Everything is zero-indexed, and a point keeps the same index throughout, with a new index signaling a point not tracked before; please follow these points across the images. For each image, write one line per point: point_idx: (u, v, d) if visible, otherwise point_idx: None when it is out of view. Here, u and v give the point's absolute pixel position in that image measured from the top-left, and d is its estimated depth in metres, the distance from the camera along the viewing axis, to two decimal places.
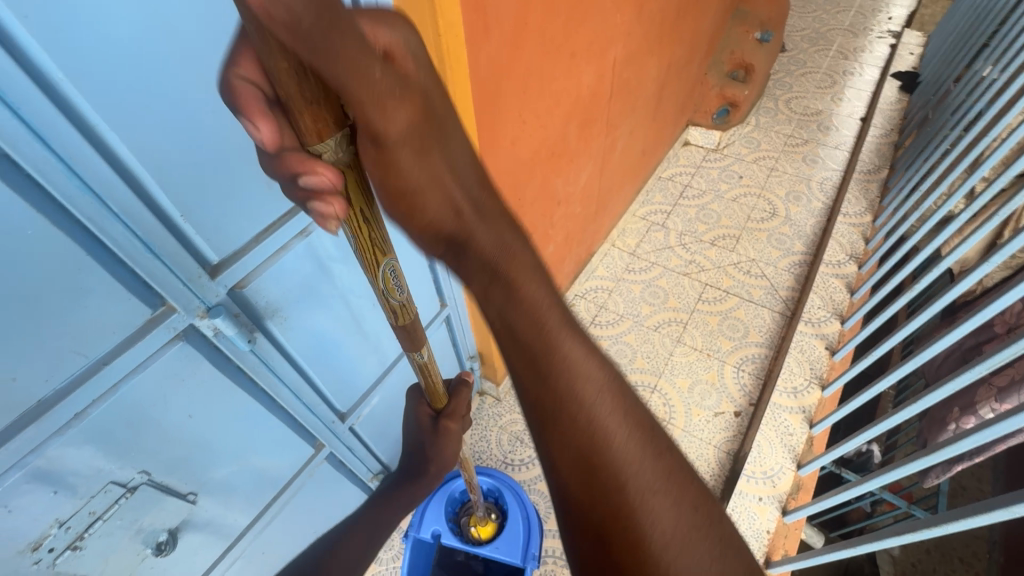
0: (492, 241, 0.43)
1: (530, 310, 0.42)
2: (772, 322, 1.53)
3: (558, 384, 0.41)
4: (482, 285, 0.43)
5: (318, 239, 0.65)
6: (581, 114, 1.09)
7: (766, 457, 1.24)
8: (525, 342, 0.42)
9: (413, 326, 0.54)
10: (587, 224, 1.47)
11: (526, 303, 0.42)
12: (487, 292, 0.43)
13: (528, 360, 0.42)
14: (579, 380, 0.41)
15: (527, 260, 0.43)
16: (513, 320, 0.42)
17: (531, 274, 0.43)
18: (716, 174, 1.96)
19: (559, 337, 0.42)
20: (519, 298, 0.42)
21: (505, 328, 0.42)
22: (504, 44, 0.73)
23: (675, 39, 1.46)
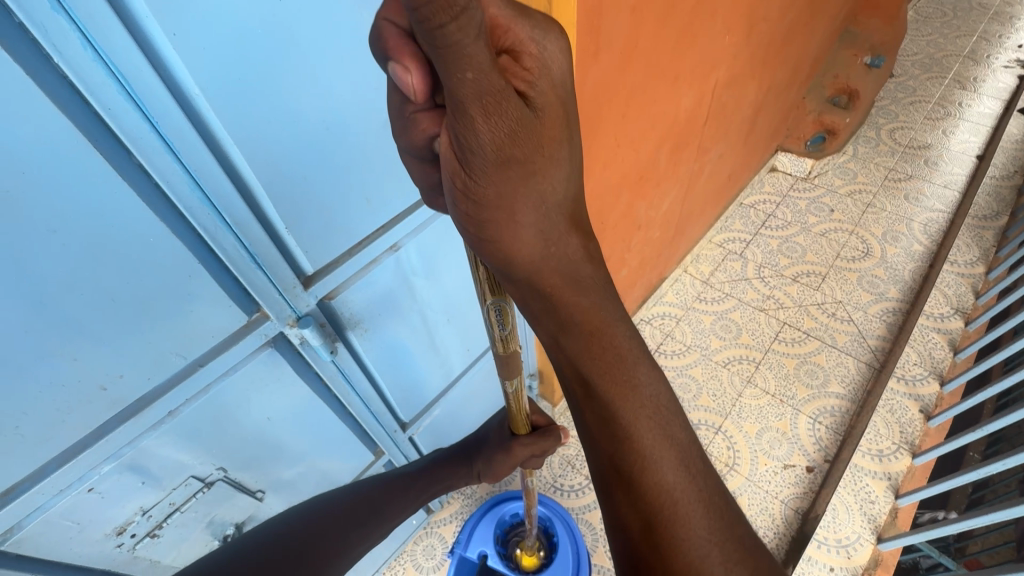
0: (620, 378, 0.39)
1: (652, 456, 0.37)
2: (857, 373, 1.40)
3: (679, 546, 0.35)
4: (576, 387, 0.40)
5: (405, 254, 0.65)
6: (675, 139, 1.04)
7: (841, 524, 1.15)
8: (645, 492, 0.37)
9: (513, 358, 0.52)
10: (664, 249, 1.40)
11: (648, 447, 0.38)
12: (601, 427, 0.39)
13: (623, 485, 0.37)
14: (704, 545, 0.35)
15: (655, 400, 0.39)
16: (598, 427, 0.39)
17: (658, 414, 0.39)
18: (805, 206, 1.83)
19: (683, 490, 0.37)
20: (644, 441, 0.38)
21: (591, 435, 0.40)
22: (612, 66, 0.70)
23: (779, 62, 1.37)
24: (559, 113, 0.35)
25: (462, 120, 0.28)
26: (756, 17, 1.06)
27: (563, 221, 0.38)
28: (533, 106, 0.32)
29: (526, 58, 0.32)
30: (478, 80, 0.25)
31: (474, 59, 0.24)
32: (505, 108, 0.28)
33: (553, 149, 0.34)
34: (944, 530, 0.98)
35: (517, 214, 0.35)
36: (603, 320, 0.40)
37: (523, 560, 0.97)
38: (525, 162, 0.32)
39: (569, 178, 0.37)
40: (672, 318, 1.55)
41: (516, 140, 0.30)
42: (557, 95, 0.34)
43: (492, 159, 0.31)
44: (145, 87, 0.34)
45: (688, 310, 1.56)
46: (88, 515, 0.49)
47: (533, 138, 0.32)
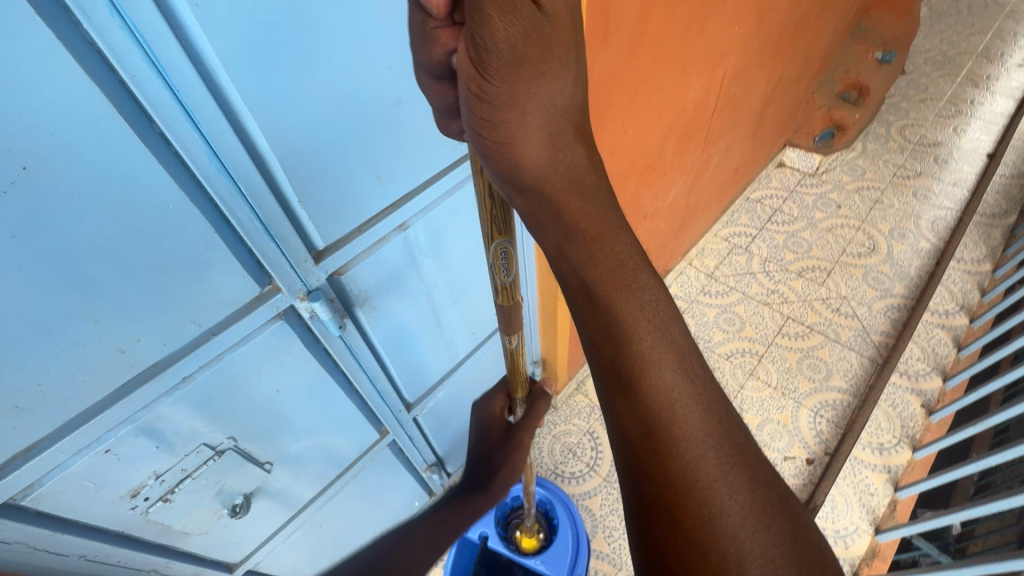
0: (620, 280, 0.37)
1: (653, 361, 0.35)
2: (860, 368, 1.41)
3: (680, 446, 0.33)
4: (577, 293, 0.39)
5: (414, 233, 0.66)
6: (682, 129, 1.05)
7: (840, 515, 1.16)
8: (644, 396, 0.35)
9: (514, 310, 0.54)
10: (669, 241, 1.41)
11: (648, 351, 0.36)
12: (601, 331, 0.37)
13: (621, 387, 0.36)
14: (707, 450, 0.33)
15: (655, 304, 0.37)
16: (597, 329, 0.37)
17: (659, 318, 0.37)
18: (812, 201, 1.82)
19: (684, 394, 0.35)
20: (644, 345, 0.36)
21: (591, 339, 0.38)
22: (621, 51, 0.70)
23: (789, 55, 1.37)
24: (573, 19, 0.33)
25: (478, 16, 0.29)
26: (766, 8, 1.05)
27: (572, 132, 0.37)
28: (545, 11, 0.30)
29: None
30: None
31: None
32: (519, 11, 0.29)
33: (564, 55, 0.33)
34: (940, 522, 0.99)
35: (528, 118, 0.34)
36: (606, 225, 0.38)
37: (524, 542, 0.98)
38: (540, 63, 0.32)
39: (581, 88, 0.36)
40: (680, 308, 1.56)
41: (529, 42, 0.31)
42: (581, 38, 0.34)
43: (507, 58, 0.31)
44: (167, 55, 0.35)
45: (692, 303, 1.57)
46: (105, 477, 0.51)
47: (545, 41, 0.32)
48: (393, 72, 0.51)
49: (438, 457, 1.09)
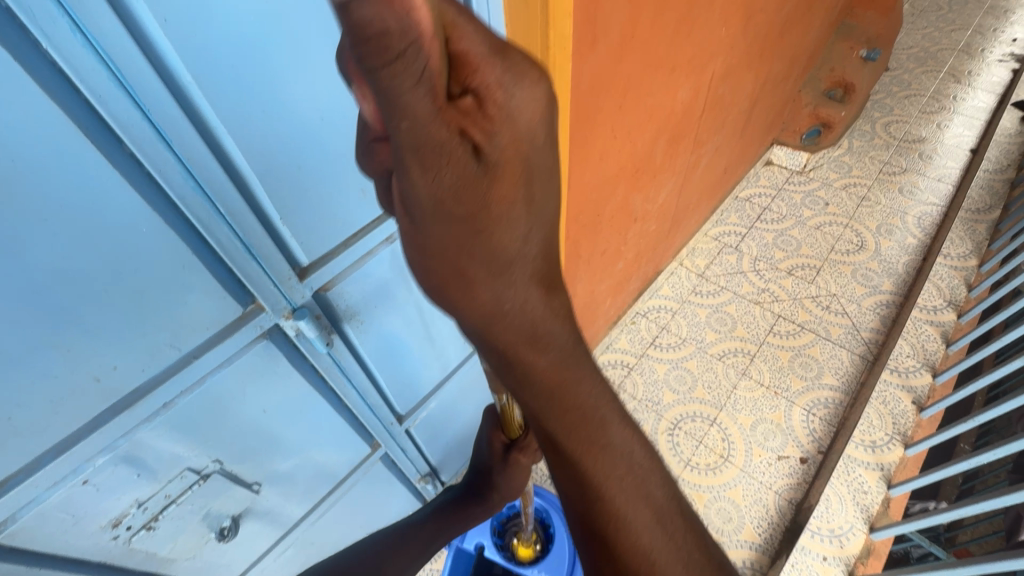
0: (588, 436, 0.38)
1: (624, 515, 0.38)
2: (851, 365, 1.41)
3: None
4: (546, 442, 0.40)
5: (401, 245, 0.64)
6: (671, 131, 1.04)
7: (834, 514, 1.16)
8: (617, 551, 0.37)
9: None
10: (659, 242, 1.40)
11: (621, 507, 0.38)
12: (571, 484, 0.39)
13: (596, 542, 0.38)
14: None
15: (626, 455, 0.39)
16: (569, 483, 0.39)
17: (630, 470, 0.39)
18: (800, 199, 1.83)
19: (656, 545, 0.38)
20: (615, 501, 0.38)
21: (564, 490, 0.40)
22: (609, 56, 0.69)
23: (776, 53, 1.36)
24: (520, 162, 0.28)
25: (400, 166, 0.27)
26: (753, 9, 1.05)
27: (526, 281, 0.32)
28: (484, 160, 0.27)
29: (491, 106, 0.26)
30: (415, 130, 0.25)
31: (411, 111, 0.24)
32: (446, 163, 0.27)
33: (508, 206, 0.29)
34: (934, 519, 0.99)
35: (467, 275, 0.31)
36: (569, 378, 0.37)
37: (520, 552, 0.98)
38: (473, 215, 0.29)
39: (536, 235, 0.31)
40: (670, 310, 1.55)
41: (461, 192, 0.28)
42: (537, 186, 0.30)
43: (431, 209, 0.28)
44: (136, 74, 0.34)
45: (684, 303, 1.57)
46: (83, 508, 0.49)
47: (483, 192, 0.28)
48: None
49: (432, 468, 1.08)
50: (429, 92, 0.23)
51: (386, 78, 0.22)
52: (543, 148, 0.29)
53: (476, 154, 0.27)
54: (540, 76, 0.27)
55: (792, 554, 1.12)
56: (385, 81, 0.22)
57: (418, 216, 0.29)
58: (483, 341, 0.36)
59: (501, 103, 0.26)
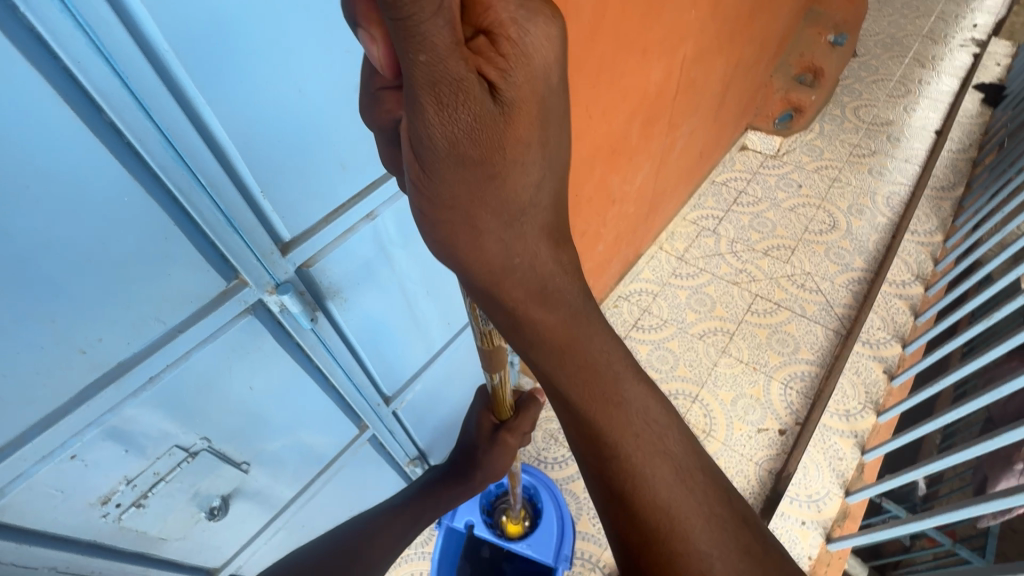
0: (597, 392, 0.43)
1: (634, 464, 0.43)
2: (826, 340, 1.46)
3: (664, 542, 0.40)
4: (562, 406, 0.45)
5: (383, 223, 0.65)
6: (645, 113, 1.06)
7: (812, 480, 1.21)
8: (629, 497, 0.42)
9: (497, 350, 0.56)
10: (638, 225, 1.43)
11: (638, 465, 0.43)
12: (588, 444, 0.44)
13: (617, 499, 0.43)
14: (706, 557, 0.40)
15: (634, 411, 0.44)
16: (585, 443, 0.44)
17: (645, 430, 0.44)
18: (774, 182, 1.88)
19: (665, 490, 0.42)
20: (631, 459, 0.43)
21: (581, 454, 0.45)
22: (581, 36, 0.71)
23: (746, 38, 1.40)
24: (534, 102, 0.33)
25: (415, 106, 0.29)
26: None
27: (533, 231, 0.38)
28: (500, 100, 0.31)
29: (504, 42, 0.30)
30: (433, 62, 0.26)
31: (431, 43, 0.25)
32: (463, 104, 0.29)
33: (522, 151, 0.33)
34: (905, 478, 1.03)
35: (477, 222, 0.35)
36: (576, 336, 0.43)
37: (509, 528, 1.00)
38: (486, 158, 0.32)
39: (544, 182, 0.36)
40: (651, 292, 1.58)
41: (478, 134, 0.30)
42: (546, 129, 0.34)
43: (445, 151, 0.31)
44: (114, 42, 0.34)
45: (664, 286, 1.60)
46: (72, 484, 0.49)
47: (499, 134, 0.32)
48: (355, 61, 0.51)
49: (421, 451, 1.09)
50: (451, 25, 0.25)
51: (411, 12, 0.23)
52: (552, 91, 0.34)
53: (492, 94, 0.31)
54: (550, 19, 0.32)
55: (772, 520, 1.16)
56: (404, 9, 0.23)
57: (429, 158, 0.31)
58: (494, 300, 0.41)
59: (515, 42, 0.31)
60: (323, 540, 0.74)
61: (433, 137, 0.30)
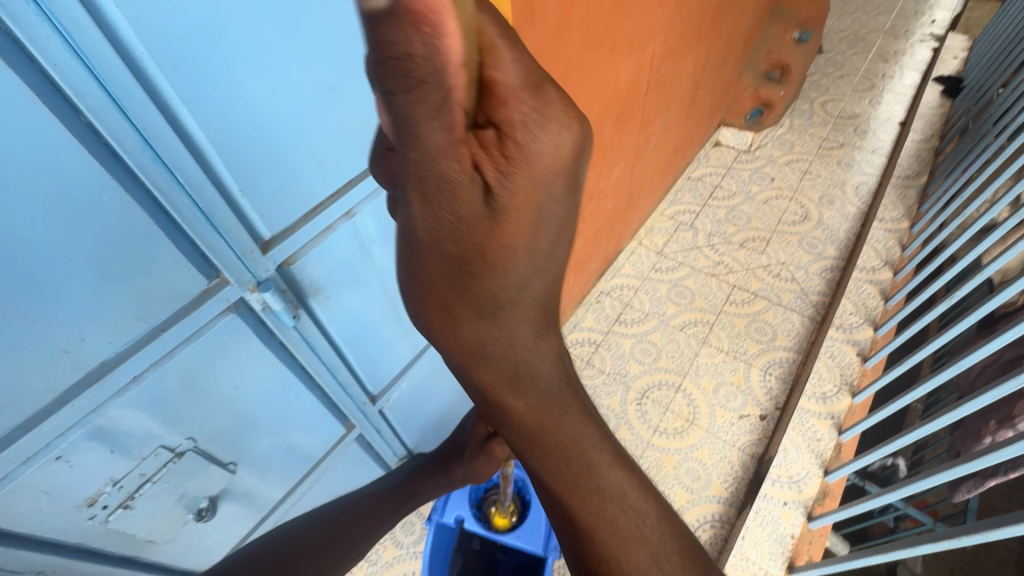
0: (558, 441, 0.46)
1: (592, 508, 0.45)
2: (802, 327, 1.50)
3: None
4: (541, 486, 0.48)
5: (361, 221, 0.67)
6: (617, 110, 1.09)
7: (792, 462, 1.24)
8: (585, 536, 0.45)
9: None
10: (617, 222, 1.46)
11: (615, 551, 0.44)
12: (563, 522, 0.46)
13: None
14: None
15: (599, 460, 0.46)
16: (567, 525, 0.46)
17: (623, 511, 0.45)
18: (748, 176, 1.93)
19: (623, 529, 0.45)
20: (608, 544, 0.44)
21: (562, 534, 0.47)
22: (549, 36, 0.73)
23: (713, 36, 1.44)
24: (529, 209, 0.36)
25: (408, 199, 0.34)
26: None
27: (510, 322, 0.42)
28: (489, 204, 0.35)
29: (511, 142, 0.34)
30: (423, 160, 0.31)
31: (424, 147, 0.31)
32: (452, 202, 0.34)
33: (504, 249, 0.37)
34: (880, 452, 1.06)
35: (453, 311, 0.40)
36: (549, 420, 0.46)
37: (498, 521, 1.02)
38: (469, 251, 0.36)
39: (529, 279, 0.40)
40: (632, 287, 1.61)
41: (462, 230, 0.35)
42: (534, 234, 0.38)
43: (431, 240, 0.36)
44: (90, 46, 0.35)
45: (645, 280, 1.63)
46: (57, 486, 0.50)
47: (483, 232, 0.36)
48: (329, 61, 0.52)
49: (409, 450, 1.10)
50: (447, 129, 0.30)
51: (411, 114, 0.29)
52: (552, 199, 0.37)
53: (486, 195, 0.35)
54: (566, 124, 0.35)
55: (755, 502, 1.19)
56: (404, 108, 0.29)
57: (417, 240, 0.36)
58: (466, 375, 0.46)
59: (520, 147, 0.34)
60: (305, 522, 0.76)
61: (426, 220, 0.35)
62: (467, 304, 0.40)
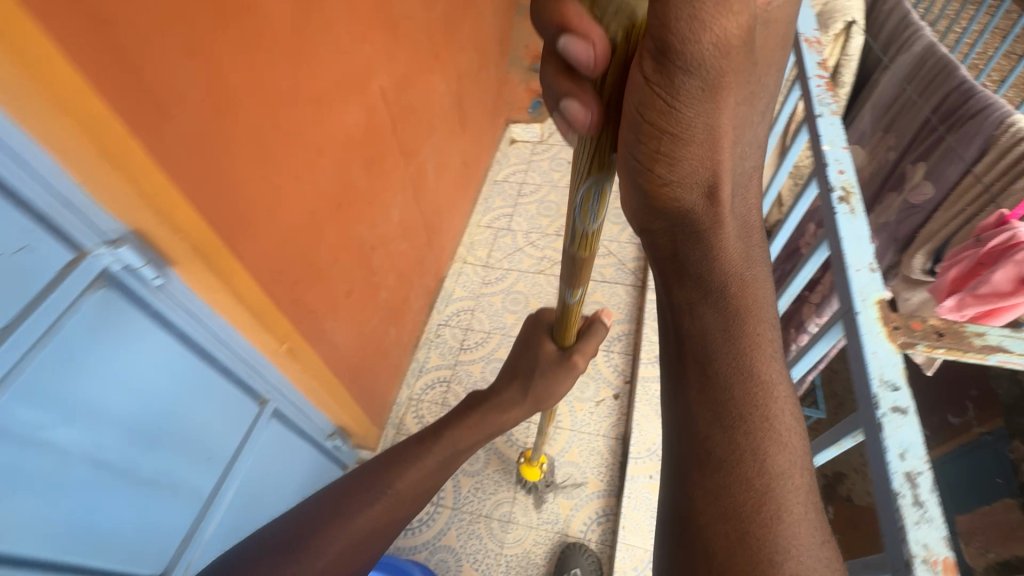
0: (748, 361, 0.43)
1: (762, 447, 0.40)
2: (628, 297, 1.54)
3: (743, 544, 0.37)
4: (711, 412, 0.42)
5: (8, 416, 0.51)
6: (363, 155, 0.99)
7: (646, 433, 1.23)
8: (740, 475, 0.39)
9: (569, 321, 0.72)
10: (424, 254, 1.39)
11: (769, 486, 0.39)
12: (716, 444, 0.41)
13: (733, 511, 0.38)
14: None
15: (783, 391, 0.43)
16: (723, 441, 0.41)
17: (789, 458, 0.40)
18: (547, 165, 1.92)
19: (786, 493, 0.39)
20: (761, 478, 0.39)
21: (717, 456, 0.40)
22: (205, 119, 0.61)
23: (458, 49, 1.40)
24: (738, 79, 0.36)
25: (678, 47, 0.31)
26: (398, 18, 1.04)
27: (713, 209, 0.43)
28: (720, 73, 0.34)
29: (741, 29, 0.32)
30: (706, 40, 0.31)
31: (699, 40, 0.31)
32: (702, 82, 0.34)
33: (717, 134, 0.38)
34: None
35: (670, 180, 0.40)
36: (741, 350, 0.44)
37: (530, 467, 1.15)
38: (709, 127, 0.37)
39: (717, 160, 0.40)
40: (469, 308, 1.58)
41: (701, 102, 0.35)
42: (728, 130, 0.39)
43: (672, 109, 0.35)
44: None
45: (479, 298, 1.60)
46: None
47: (707, 115, 0.36)
48: None
49: None
50: (717, 38, 0.31)
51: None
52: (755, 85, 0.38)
53: (722, 61, 0.33)
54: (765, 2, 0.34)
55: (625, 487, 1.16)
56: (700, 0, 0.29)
57: (689, 106, 0.35)
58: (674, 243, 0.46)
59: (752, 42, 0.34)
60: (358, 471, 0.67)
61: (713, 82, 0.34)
62: (712, 159, 0.40)
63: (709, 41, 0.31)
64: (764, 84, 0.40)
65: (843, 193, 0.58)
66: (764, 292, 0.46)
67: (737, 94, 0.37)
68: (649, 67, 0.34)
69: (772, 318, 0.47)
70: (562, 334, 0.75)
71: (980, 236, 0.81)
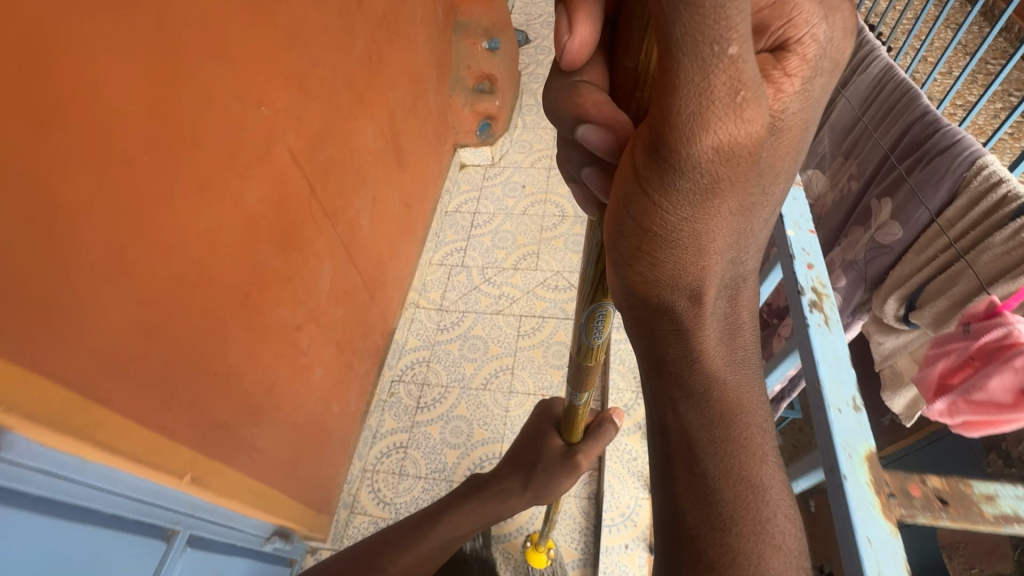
0: (740, 462, 0.39)
1: (759, 557, 0.36)
2: None
3: None
4: (700, 515, 0.38)
5: None
6: (273, 232, 0.86)
7: (619, 497, 1.14)
8: None
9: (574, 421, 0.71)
10: (367, 314, 1.27)
11: None
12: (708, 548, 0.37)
13: None
14: None
15: (779, 499, 0.39)
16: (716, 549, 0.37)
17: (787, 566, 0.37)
18: (500, 191, 1.81)
19: None
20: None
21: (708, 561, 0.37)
22: (28, 267, 0.49)
23: (386, 85, 1.26)
24: (746, 183, 0.28)
25: (673, 145, 0.25)
26: (302, 67, 0.90)
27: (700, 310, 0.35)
28: (720, 177, 0.27)
29: (751, 128, 0.25)
30: (710, 143, 0.25)
31: (695, 140, 0.25)
32: (700, 185, 0.27)
33: (714, 236, 0.31)
34: None
35: (652, 276, 0.33)
36: (728, 450, 0.39)
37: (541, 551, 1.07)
38: (704, 228, 0.30)
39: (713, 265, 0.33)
40: (425, 359, 1.47)
41: (692, 205, 0.28)
42: (729, 238, 0.32)
43: (662, 204, 0.28)
44: None
45: (435, 346, 1.49)
46: None
47: (700, 219, 0.29)
48: None
49: None
50: (718, 141, 0.25)
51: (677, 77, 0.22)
52: (766, 183, 0.30)
53: (724, 165, 0.26)
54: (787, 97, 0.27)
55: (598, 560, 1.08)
56: (695, 81, 0.22)
57: (678, 210, 0.29)
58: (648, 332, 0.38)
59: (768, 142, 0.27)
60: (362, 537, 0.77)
61: (715, 183, 0.27)
62: (705, 265, 0.32)
63: (707, 144, 0.25)
64: (775, 194, 0.32)
65: (815, 297, 0.49)
66: (752, 392, 0.41)
67: (741, 196, 0.29)
68: (640, 151, 0.27)
69: (762, 412, 0.42)
70: (568, 431, 0.75)
71: (968, 324, 0.75)
